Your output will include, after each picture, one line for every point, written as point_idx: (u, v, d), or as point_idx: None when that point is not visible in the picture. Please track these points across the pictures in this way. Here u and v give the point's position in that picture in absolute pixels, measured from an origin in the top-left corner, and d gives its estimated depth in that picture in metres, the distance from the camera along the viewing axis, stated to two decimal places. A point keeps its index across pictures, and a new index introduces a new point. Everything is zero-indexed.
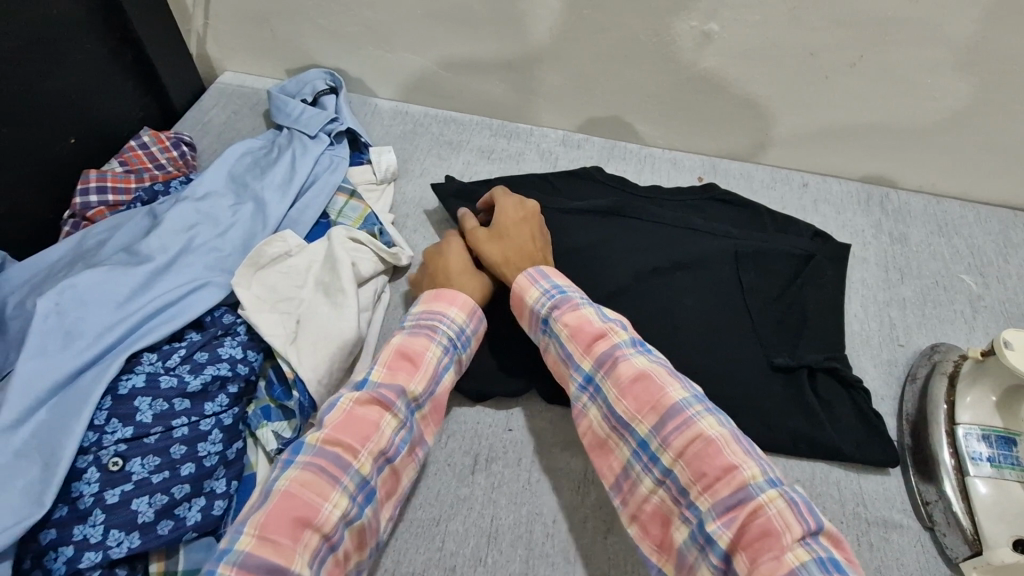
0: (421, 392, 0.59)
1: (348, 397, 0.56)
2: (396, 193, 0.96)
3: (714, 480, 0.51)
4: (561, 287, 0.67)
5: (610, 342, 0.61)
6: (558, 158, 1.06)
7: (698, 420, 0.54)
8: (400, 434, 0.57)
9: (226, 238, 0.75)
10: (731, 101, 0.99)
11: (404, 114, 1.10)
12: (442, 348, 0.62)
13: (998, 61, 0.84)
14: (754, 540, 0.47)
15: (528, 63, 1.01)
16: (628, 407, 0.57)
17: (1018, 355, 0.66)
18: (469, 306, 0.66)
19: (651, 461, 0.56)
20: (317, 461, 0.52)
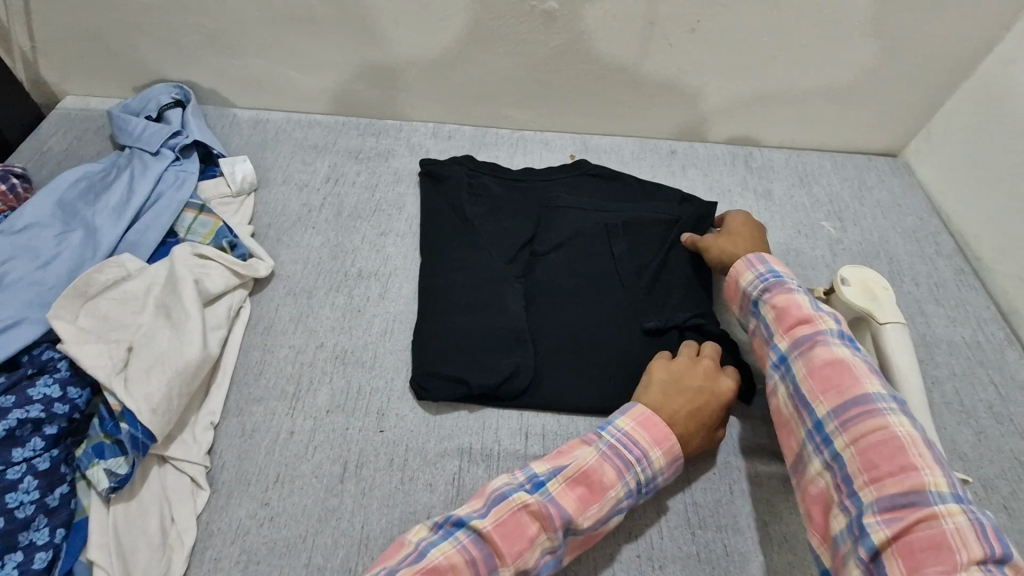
0: (586, 527, 0.59)
1: (521, 497, 0.58)
2: (258, 204, 0.92)
3: (887, 474, 0.51)
4: (780, 274, 0.69)
5: (815, 329, 0.63)
6: (429, 151, 1.05)
7: (888, 416, 0.55)
8: (545, 556, 0.58)
9: (48, 271, 0.70)
10: (589, 77, 1.00)
11: (264, 122, 1.06)
12: (625, 488, 0.61)
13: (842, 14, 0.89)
14: (918, 542, 0.47)
15: (381, 57, 0.98)
16: (812, 388, 0.60)
17: (852, 290, 0.70)
18: (675, 451, 0.63)
19: (825, 443, 0.57)
20: (470, 549, 0.56)
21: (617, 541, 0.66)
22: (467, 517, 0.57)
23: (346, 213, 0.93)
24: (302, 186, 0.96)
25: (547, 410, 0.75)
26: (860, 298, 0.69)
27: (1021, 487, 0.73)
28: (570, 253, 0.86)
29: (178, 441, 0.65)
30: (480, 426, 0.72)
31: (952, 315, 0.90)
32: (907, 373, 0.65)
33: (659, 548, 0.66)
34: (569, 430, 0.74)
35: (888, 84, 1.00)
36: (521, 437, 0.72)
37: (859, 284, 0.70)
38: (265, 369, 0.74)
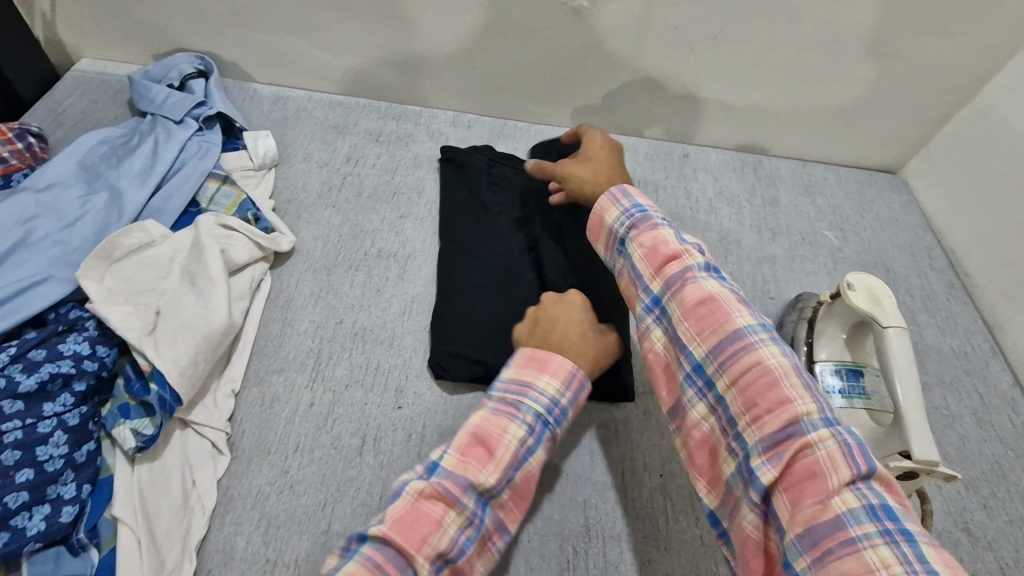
0: (495, 483, 0.52)
1: (415, 487, 0.50)
2: (278, 178, 0.93)
3: (764, 411, 0.47)
4: (644, 207, 0.64)
5: (683, 265, 0.58)
6: (448, 139, 1.06)
7: (760, 348, 0.50)
8: (464, 533, 0.51)
9: (73, 231, 0.69)
10: (609, 77, 1.02)
11: (285, 99, 1.06)
12: (524, 428, 0.55)
13: (844, 30, 0.93)
14: (800, 476, 0.44)
15: (407, 40, 0.99)
16: (688, 329, 0.54)
17: (857, 294, 0.73)
18: (565, 374, 0.58)
19: (705, 386, 0.53)
20: (374, 559, 0.47)
21: (626, 523, 0.68)
22: (364, 531, 0.48)
23: (365, 194, 0.94)
24: (323, 165, 0.96)
25: None
26: (864, 303, 0.72)
27: (1000, 489, 0.77)
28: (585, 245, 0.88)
29: (200, 406, 0.65)
30: None
31: (942, 326, 0.94)
32: (906, 376, 0.67)
33: (666, 530, 0.68)
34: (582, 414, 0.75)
35: (893, 104, 1.04)
36: None
37: (864, 289, 0.73)
38: (285, 342, 0.75)
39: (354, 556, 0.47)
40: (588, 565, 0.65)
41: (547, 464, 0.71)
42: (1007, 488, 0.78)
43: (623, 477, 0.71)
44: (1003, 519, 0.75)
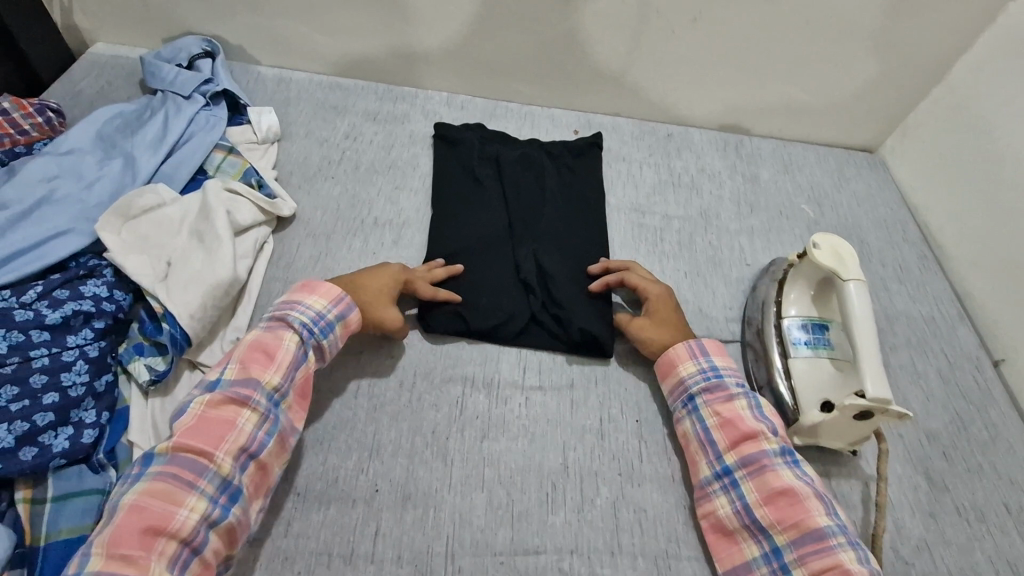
0: (280, 381, 0.63)
1: (200, 402, 0.60)
2: (280, 152, 0.98)
3: (795, 524, 0.63)
4: (718, 366, 0.74)
5: (757, 441, 0.68)
6: (442, 118, 1.12)
7: (789, 476, 0.65)
8: (262, 429, 0.61)
9: (91, 191, 0.75)
10: (595, 59, 1.08)
11: (288, 81, 1.12)
12: (297, 336, 0.66)
13: (818, 12, 0.97)
14: (775, 497, 0.64)
15: (404, 24, 1.04)
16: (737, 464, 0.67)
17: (821, 252, 0.78)
18: (331, 293, 0.69)
19: (732, 485, 0.67)
20: (166, 471, 0.56)
21: (604, 462, 0.73)
22: (150, 451, 0.57)
23: (363, 167, 0.99)
24: (323, 141, 1.02)
25: (543, 349, 0.81)
26: (828, 261, 0.77)
27: (961, 440, 0.81)
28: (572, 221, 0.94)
29: (207, 350, 0.70)
30: (483, 359, 0.79)
31: (912, 293, 0.99)
32: (862, 325, 0.71)
33: (640, 470, 0.73)
34: (563, 365, 0.80)
35: (869, 83, 1.09)
36: (520, 369, 0.79)
37: (829, 249, 0.78)
38: None
39: (147, 470, 0.56)
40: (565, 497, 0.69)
41: (529, 410, 0.76)
42: (968, 438, 0.82)
43: (600, 422, 0.76)
44: (962, 466, 0.79)
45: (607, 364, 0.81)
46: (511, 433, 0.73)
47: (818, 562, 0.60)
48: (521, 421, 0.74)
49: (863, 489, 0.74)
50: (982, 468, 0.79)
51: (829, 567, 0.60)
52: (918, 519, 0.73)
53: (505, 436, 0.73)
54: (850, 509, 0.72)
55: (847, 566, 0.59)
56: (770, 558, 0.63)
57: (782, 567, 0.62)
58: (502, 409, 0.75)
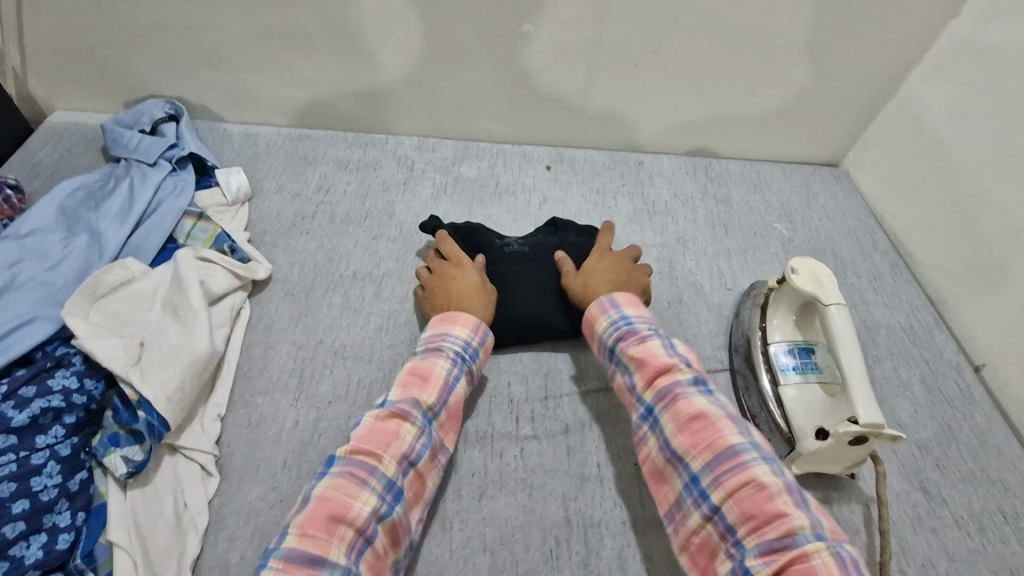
0: (435, 401, 0.67)
1: (371, 416, 0.64)
2: (252, 212, 0.97)
3: (709, 448, 0.61)
4: (628, 317, 0.73)
5: (673, 377, 0.66)
6: (414, 162, 1.11)
7: (697, 401, 0.64)
8: (420, 440, 0.64)
9: (56, 273, 0.74)
10: (561, 95, 1.09)
11: (254, 135, 1.11)
12: (449, 360, 0.70)
13: (769, 39, 1.01)
14: (690, 424, 0.63)
15: (369, 73, 1.05)
16: (653, 398, 0.66)
17: (800, 277, 0.78)
18: (470, 322, 0.74)
19: (652, 421, 0.66)
20: (345, 470, 0.59)
21: (605, 510, 0.71)
22: (332, 453, 0.61)
23: (338, 219, 0.98)
24: (295, 196, 1.01)
25: (533, 396, 0.80)
26: (808, 284, 0.77)
27: (951, 449, 0.82)
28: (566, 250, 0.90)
29: (188, 432, 0.68)
30: (474, 411, 0.77)
31: (889, 303, 1.01)
32: (847, 348, 0.72)
33: (643, 515, 0.71)
34: (556, 411, 0.79)
35: (826, 101, 1.12)
36: (512, 419, 0.77)
37: (807, 273, 0.78)
38: (269, 364, 0.78)
39: (330, 470, 0.60)
40: (571, 552, 0.67)
41: (526, 460, 0.74)
42: (958, 447, 0.83)
43: (598, 466, 0.74)
44: (955, 476, 0.79)
45: (599, 403, 0.80)
46: (509, 487, 0.71)
47: (733, 482, 0.58)
48: (519, 474, 0.73)
49: (864, 512, 0.74)
50: (975, 476, 0.80)
51: (745, 483, 0.57)
52: (920, 536, 0.73)
53: (504, 491, 0.71)
54: (853, 534, 0.72)
55: (761, 479, 0.57)
56: (690, 488, 0.61)
57: (701, 495, 0.60)
58: (498, 462, 0.73)
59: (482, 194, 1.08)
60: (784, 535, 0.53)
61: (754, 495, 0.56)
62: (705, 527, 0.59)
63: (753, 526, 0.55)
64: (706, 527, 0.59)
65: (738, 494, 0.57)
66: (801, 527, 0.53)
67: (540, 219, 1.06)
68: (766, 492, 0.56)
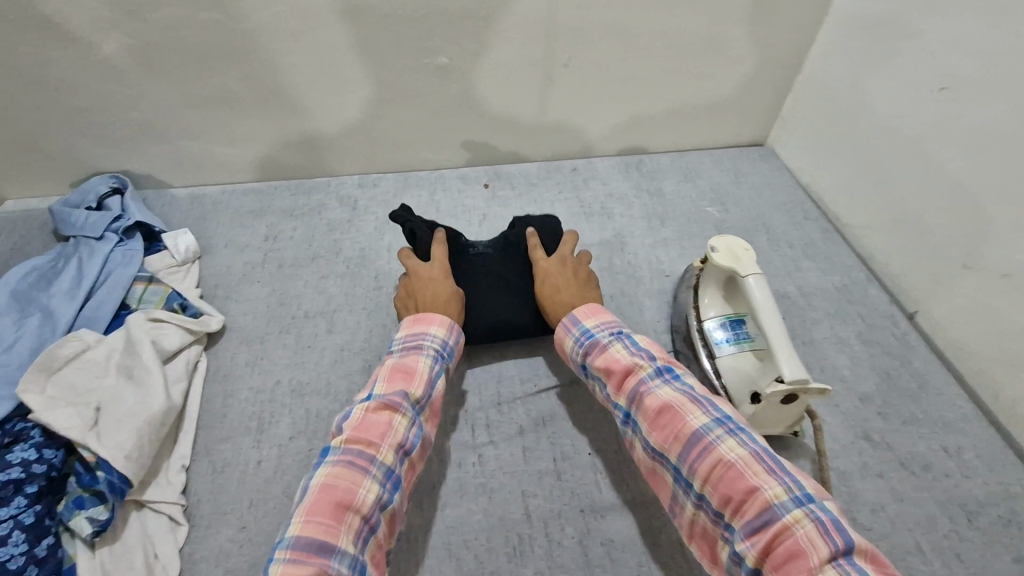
0: (422, 394, 0.69)
1: (360, 408, 0.65)
2: (203, 269, 1.01)
3: (679, 438, 0.63)
4: (589, 329, 0.76)
5: (637, 376, 0.69)
6: (358, 200, 1.15)
7: (661, 394, 0.66)
8: (412, 431, 0.67)
9: (11, 354, 0.78)
10: (488, 118, 1.14)
11: (201, 196, 1.15)
12: (431, 358, 0.73)
13: (672, 37, 1.07)
14: (658, 418, 0.65)
15: (302, 123, 1.10)
16: (623, 399, 0.70)
17: (720, 255, 0.83)
18: (446, 322, 0.77)
19: (632, 423, 0.69)
20: (344, 456, 0.61)
21: (563, 502, 0.74)
22: (328, 445, 0.63)
23: (287, 264, 1.02)
24: (245, 247, 1.05)
25: (487, 403, 0.83)
26: (726, 262, 0.82)
27: (893, 396, 0.86)
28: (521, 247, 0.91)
29: (154, 485, 0.71)
30: None
31: (823, 267, 1.05)
32: (768, 316, 0.76)
33: (601, 501, 0.74)
34: (509, 415, 0.82)
35: (737, 87, 1.18)
36: (467, 428, 0.80)
37: (726, 250, 0.82)
38: (229, 411, 0.81)
39: (328, 459, 0.61)
40: (532, 547, 0.70)
41: (484, 465, 0.77)
42: (899, 394, 0.86)
43: (553, 461, 0.77)
44: (898, 421, 0.83)
45: (551, 402, 0.83)
46: (469, 494, 0.74)
47: (705, 465, 0.60)
48: (478, 480, 0.75)
49: (813, 467, 0.77)
50: (917, 419, 0.83)
51: (716, 465, 0.59)
52: (868, 482, 0.77)
53: (464, 499, 0.74)
54: None
55: (728, 456, 0.59)
56: (676, 480, 0.63)
57: (685, 483, 0.62)
58: (457, 471, 0.76)
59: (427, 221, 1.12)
60: (762, 509, 0.55)
61: (728, 474, 0.58)
62: (698, 515, 0.62)
63: (734, 508, 0.57)
64: (700, 515, 0.61)
65: (712, 476, 0.59)
66: (775, 497, 0.55)
67: (482, 237, 1.10)
68: (736, 467, 0.58)
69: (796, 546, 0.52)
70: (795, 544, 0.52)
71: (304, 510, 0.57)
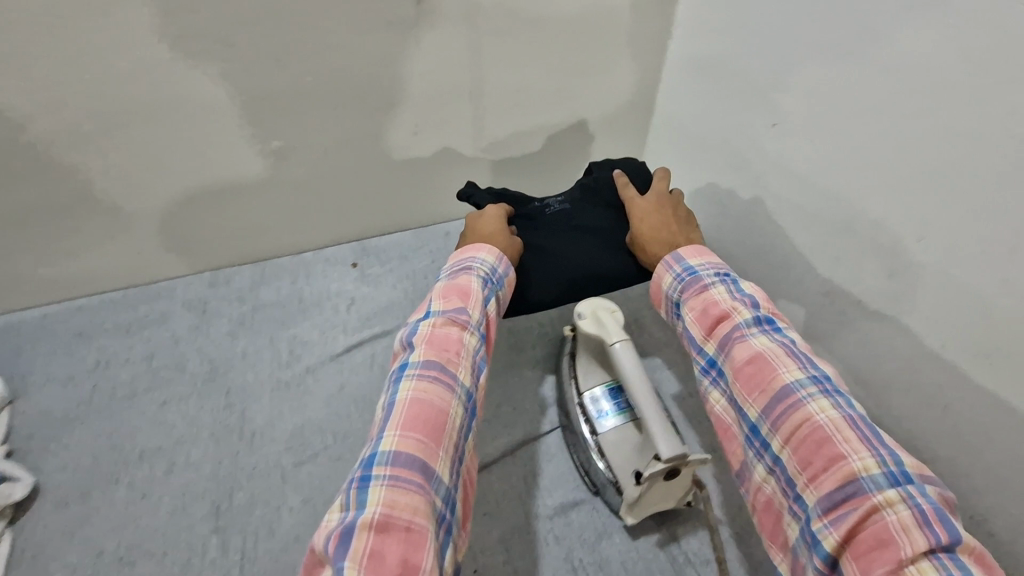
0: (479, 314, 0.65)
1: (425, 326, 0.61)
2: (19, 417, 0.87)
3: (763, 393, 0.57)
4: (694, 267, 0.69)
5: (733, 321, 0.62)
6: (208, 304, 0.99)
7: (755, 341, 0.60)
8: (478, 353, 0.62)
9: None
10: (342, 199, 1.00)
11: (15, 324, 0.95)
12: (481, 279, 0.69)
13: (517, 88, 0.94)
14: (746, 371, 0.59)
15: (118, 236, 0.91)
16: (700, 333, 0.65)
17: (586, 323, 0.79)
18: (494, 250, 0.72)
19: (717, 374, 0.63)
20: (392, 465, 0.49)
21: None
22: (405, 363, 0.58)
23: (123, 395, 0.89)
24: (70, 382, 0.90)
25: None
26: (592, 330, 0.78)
27: None
28: (604, 193, 0.87)
29: None
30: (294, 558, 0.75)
31: None
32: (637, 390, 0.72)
33: None
34: None
35: (601, 122, 1.06)
36: None
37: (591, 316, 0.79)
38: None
39: (401, 397, 0.54)
40: None
41: None
42: None
43: None
44: None
45: None
46: None
47: (789, 425, 0.54)
48: None
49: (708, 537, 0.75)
50: None
51: (803, 426, 0.54)
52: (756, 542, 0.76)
53: None
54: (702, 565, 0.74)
55: (818, 418, 0.53)
56: (752, 441, 0.58)
57: (763, 445, 0.57)
58: None
59: (292, 322, 0.98)
60: (847, 483, 0.50)
61: (812, 441, 0.53)
62: (767, 482, 0.57)
63: (811, 477, 0.52)
64: (770, 481, 0.57)
65: (795, 438, 0.54)
66: (863, 470, 0.50)
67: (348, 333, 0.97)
68: (824, 433, 0.53)
69: (884, 534, 0.46)
70: (882, 529, 0.46)
71: (384, 463, 0.50)
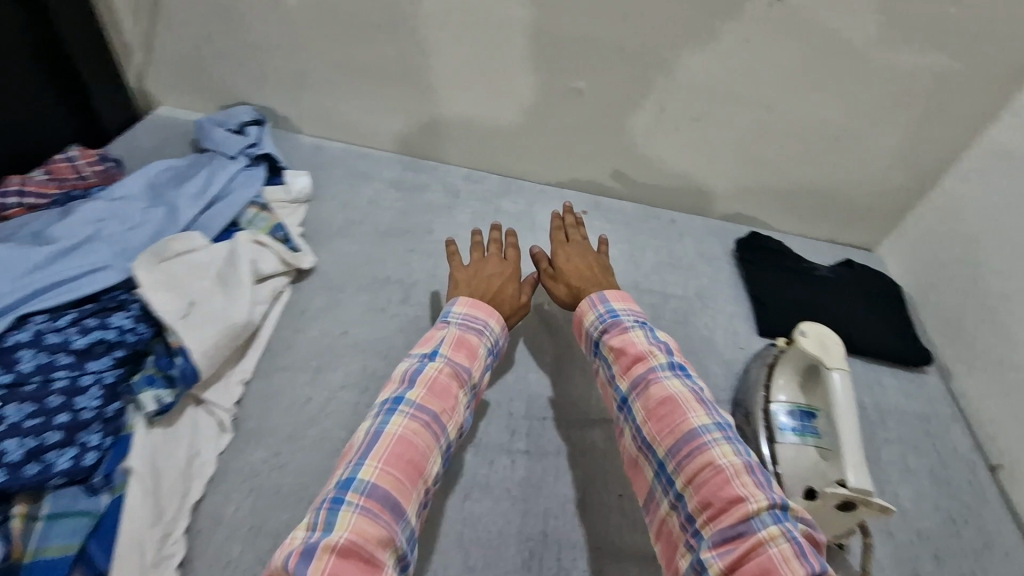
0: (478, 378, 0.71)
1: (433, 366, 0.67)
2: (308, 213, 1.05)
3: (671, 436, 0.63)
4: (615, 310, 0.78)
5: (647, 364, 0.70)
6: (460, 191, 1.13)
7: (666, 382, 0.67)
8: (468, 412, 0.69)
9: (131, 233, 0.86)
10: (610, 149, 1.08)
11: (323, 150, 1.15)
12: (487, 348, 0.74)
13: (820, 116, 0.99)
14: (658, 410, 0.66)
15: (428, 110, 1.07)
16: (621, 371, 0.72)
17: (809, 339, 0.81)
18: (617, 293, 0.80)
19: (630, 415, 0.69)
20: (418, 416, 0.62)
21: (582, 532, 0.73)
22: (403, 394, 0.63)
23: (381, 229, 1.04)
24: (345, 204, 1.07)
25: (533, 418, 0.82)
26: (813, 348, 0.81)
27: None
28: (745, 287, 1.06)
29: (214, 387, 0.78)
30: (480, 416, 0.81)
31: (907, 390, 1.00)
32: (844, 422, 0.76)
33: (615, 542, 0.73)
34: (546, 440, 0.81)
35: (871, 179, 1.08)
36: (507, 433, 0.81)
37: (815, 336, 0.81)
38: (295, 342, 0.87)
39: (403, 410, 0.61)
40: None
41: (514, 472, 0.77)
42: None
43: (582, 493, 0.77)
44: None
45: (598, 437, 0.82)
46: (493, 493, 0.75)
47: (692, 464, 0.60)
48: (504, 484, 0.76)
49: None
50: None
51: (704, 467, 0.60)
52: None
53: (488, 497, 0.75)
54: None
55: (718, 461, 0.59)
56: (659, 477, 0.64)
57: (668, 481, 0.62)
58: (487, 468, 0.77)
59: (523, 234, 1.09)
60: (739, 521, 0.55)
61: (713, 479, 0.58)
62: (670, 517, 0.62)
63: (710, 514, 0.57)
64: (672, 515, 0.62)
65: (698, 477, 0.59)
66: (756, 511, 0.55)
67: None
68: (722, 475, 0.58)
69: (768, 563, 0.52)
70: (766, 561, 0.52)
71: (378, 456, 0.57)
